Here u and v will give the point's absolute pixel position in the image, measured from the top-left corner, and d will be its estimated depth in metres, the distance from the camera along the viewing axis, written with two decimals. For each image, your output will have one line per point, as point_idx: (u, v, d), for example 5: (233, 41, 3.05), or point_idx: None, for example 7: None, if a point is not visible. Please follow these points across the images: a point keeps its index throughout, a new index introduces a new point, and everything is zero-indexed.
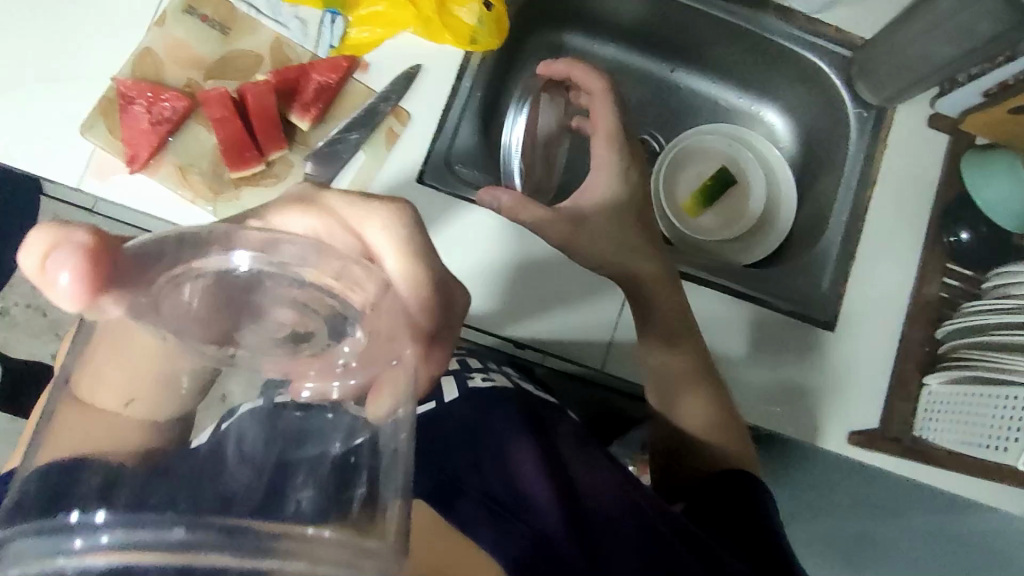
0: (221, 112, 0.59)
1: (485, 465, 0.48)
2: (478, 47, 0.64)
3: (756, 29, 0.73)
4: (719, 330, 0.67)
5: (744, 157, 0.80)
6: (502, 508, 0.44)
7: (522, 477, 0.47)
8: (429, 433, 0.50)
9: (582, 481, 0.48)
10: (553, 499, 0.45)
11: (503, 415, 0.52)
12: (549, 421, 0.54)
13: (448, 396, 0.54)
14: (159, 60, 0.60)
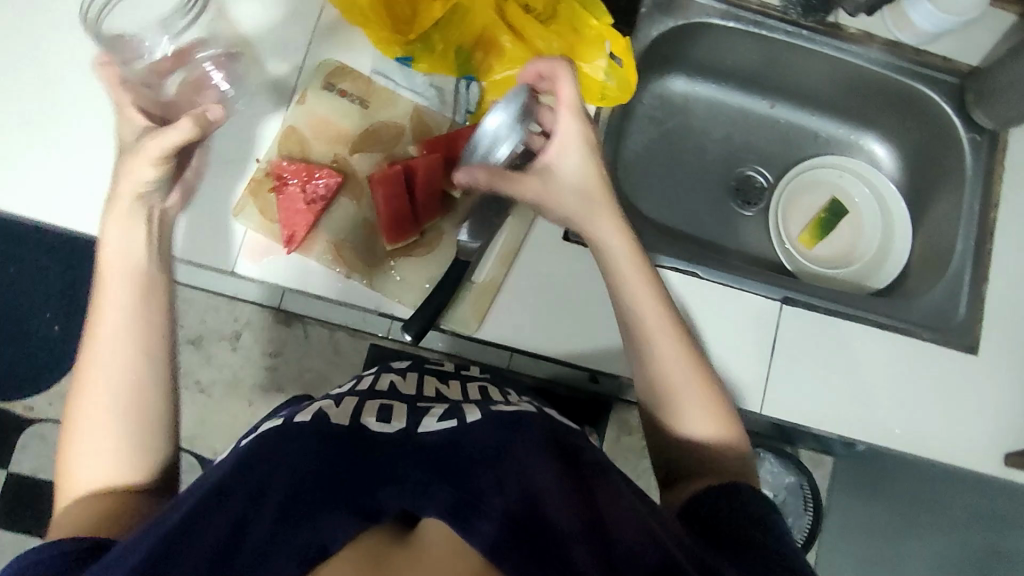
0: (389, 188, 0.62)
1: (508, 481, 0.38)
2: (608, 101, 0.69)
3: (867, 63, 0.75)
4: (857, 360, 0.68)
5: (857, 190, 0.82)
6: (518, 525, 0.35)
7: (546, 497, 0.38)
8: (437, 442, 0.41)
9: (606, 513, 0.39)
10: (580, 526, 0.37)
11: (524, 433, 0.42)
12: (574, 452, 0.44)
13: (471, 417, 0.44)
14: (302, 136, 0.65)
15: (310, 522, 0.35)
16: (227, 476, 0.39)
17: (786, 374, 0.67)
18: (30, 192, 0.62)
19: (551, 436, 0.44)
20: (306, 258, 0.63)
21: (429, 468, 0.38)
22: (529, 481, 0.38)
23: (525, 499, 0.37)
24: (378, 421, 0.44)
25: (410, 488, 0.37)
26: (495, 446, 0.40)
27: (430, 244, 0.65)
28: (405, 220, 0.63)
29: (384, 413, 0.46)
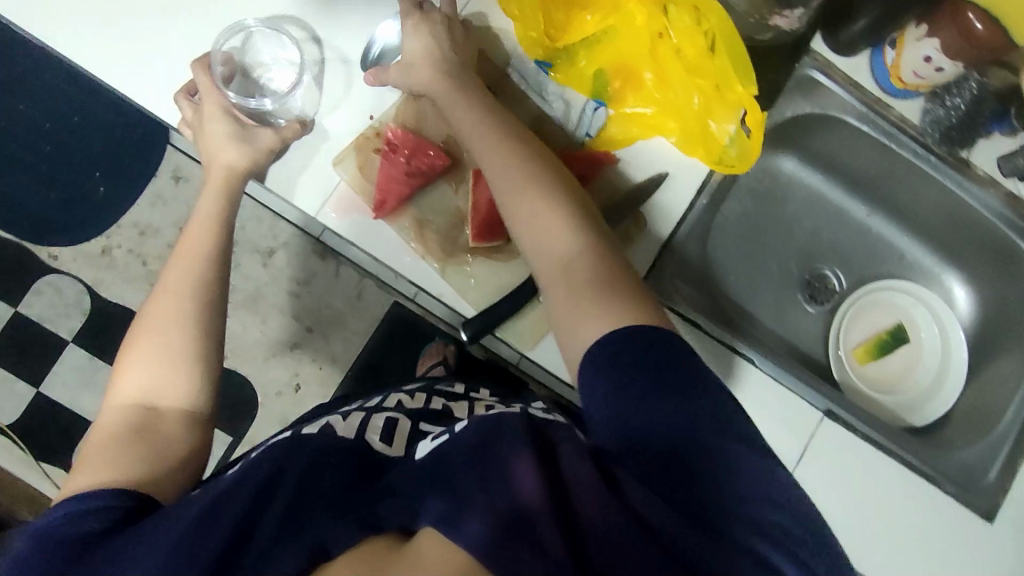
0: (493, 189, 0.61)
1: (488, 475, 0.36)
2: (724, 168, 0.67)
3: (982, 208, 0.74)
4: (876, 493, 0.68)
5: (927, 327, 0.81)
6: (508, 535, 0.33)
7: (523, 486, 0.35)
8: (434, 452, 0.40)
9: (588, 500, 0.36)
10: (559, 516, 0.34)
11: (507, 425, 0.38)
12: (549, 430, 0.40)
13: (461, 425, 0.43)
14: (421, 108, 0.64)
15: (310, 529, 0.37)
16: (242, 479, 0.43)
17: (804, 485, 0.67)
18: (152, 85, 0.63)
19: (534, 424, 0.39)
20: (390, 228, 0.63)
21: (424, 478, 0.37)
22: (507, 467, 0.36)
23: (510, 503, 0.34)
24: (381, 442, 0.50)
25: (403, 501, 0.36)
26: (482, 446, 0.38)
27: (511, 253, 0.64)
28: (496, 222, 0.63)
29: (387, 435, 0.51)
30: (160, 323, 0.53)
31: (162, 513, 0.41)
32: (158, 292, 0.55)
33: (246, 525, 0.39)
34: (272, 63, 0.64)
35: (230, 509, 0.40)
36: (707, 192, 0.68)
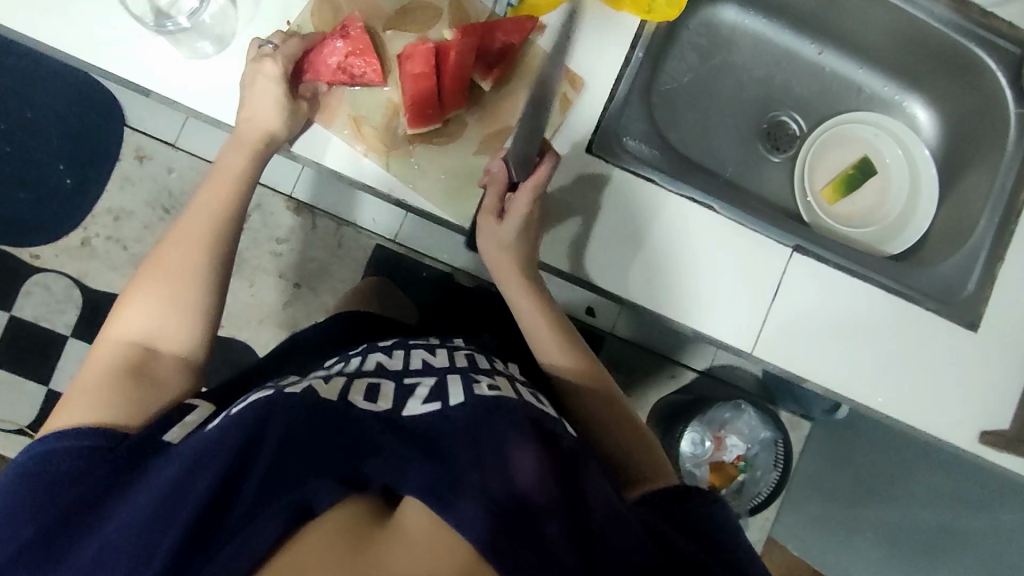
0: (421, 66, 0.59)
1: (486, 461, 0.41)
2: (654, 17, 0.67)
3: (929, 18, 0.72)
4: (856, 320, 0.68)
5: (890, 151, 0.80)
6: (494, 509, 0.38)
7: (522, 477, 0.41)
8: (428, 421, 0.44)
9: (580, 493, 0.43)
10: (555, 506, 0.40)
11: (502, 416, 0.46)
12: (555, 434, 0.47)
13: (453, 400, 0.47)
14: (336, 6, 0.63)
15: (298, 482, 0.38)
16: (228, 430, 0.42)
17: (783, 320, 0.67)
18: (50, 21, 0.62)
19: (534, 423, 0.46)
20: (325, 130, 0.62)
21: (418, 445, 0.41)
22: (508, 462, 0.42)
23: (505, 486, 0.40)
24: (365, 400, 0.46)
25: (393, 464, 0.40)
26: (478, 423, 0.44)
27: (451, 135, 0.63)
28: (429, 104, 0.61)
29: (371, 393, 0.48)
30: (171, 262, 0.55)
31: (145, 481, 0.41)
32: (177, 237, 0.56)
33: (232, 477, 0.39)
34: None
35: (214, 465, 0.40)
36: (642, 45, 0.67)
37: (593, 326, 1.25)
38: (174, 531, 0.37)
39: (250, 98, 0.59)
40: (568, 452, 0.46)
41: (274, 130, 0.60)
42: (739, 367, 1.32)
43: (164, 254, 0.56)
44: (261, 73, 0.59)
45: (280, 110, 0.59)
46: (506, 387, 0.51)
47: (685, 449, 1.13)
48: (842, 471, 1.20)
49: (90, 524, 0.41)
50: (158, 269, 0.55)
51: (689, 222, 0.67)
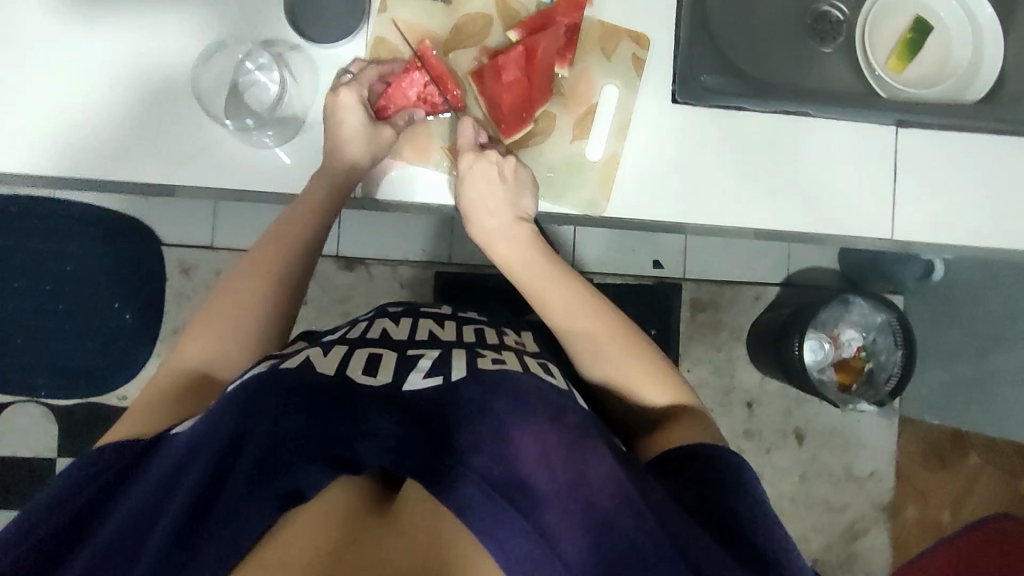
0: (515, 75, 0.65)
1: (488, 442, 0.47)
2: None
3: None
4: (963, 173, 0.70)
5: (943, 9, 0.78)
6: (499, 494, 0.44)
7: (525, 457, 0.46)
8: (426, 399, 0.52)
9: (585, 460, 0.47)
10: (557, 486, 0.45)
11: (502, 396, 0.52)
12: (564, 411, 0.51)
13: (455, 375, 0.55)
14: (392, 46, 0.68)
15: (283, 473, 0.44)
16: (237, 420, 0.47)
17: (896, 196, 0.70)
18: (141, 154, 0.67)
19: (541, 402, 0.52)
20: (427, 167, 0.68)
21: (420, 429, 0.49)
22: (514, 442, 0.48)
23: (505, 467, 0.46)
24: (365, 373, 0.54)
25: (442, 475, 0.45)
26: (478, 409, 0.50)
27: (544, 132, 0.67)
28: (521, 108, 0.65)
29: (372, 368, 0.55)
30: (228, 312, 0.62)
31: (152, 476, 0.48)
32: (226, 288, 0.64)
33: (216, 465, 0.44)
34: (251, 80, 0.68)
35: (201, 458, 0.45)
36: None
37: (667, 277, 1.29)
38: (163, 525, 0.42)
39: (333, 129, 0.66)
40: (579, 429, 0.50)
41: (356, 162, 0.66)
42: (813, 266, 1.30)
43: (211, 306, 0.63)
44: (340, 105, 0.65)
45: (362, 136, 0.66)
46: (511, 360, 0.60)
47: (809, 359, 1.16)
48: (959, 330, 1.18)
49: (98, 526, 0.46)
50: (211, 315, 0.62)
51: (784, 138, 0.68)
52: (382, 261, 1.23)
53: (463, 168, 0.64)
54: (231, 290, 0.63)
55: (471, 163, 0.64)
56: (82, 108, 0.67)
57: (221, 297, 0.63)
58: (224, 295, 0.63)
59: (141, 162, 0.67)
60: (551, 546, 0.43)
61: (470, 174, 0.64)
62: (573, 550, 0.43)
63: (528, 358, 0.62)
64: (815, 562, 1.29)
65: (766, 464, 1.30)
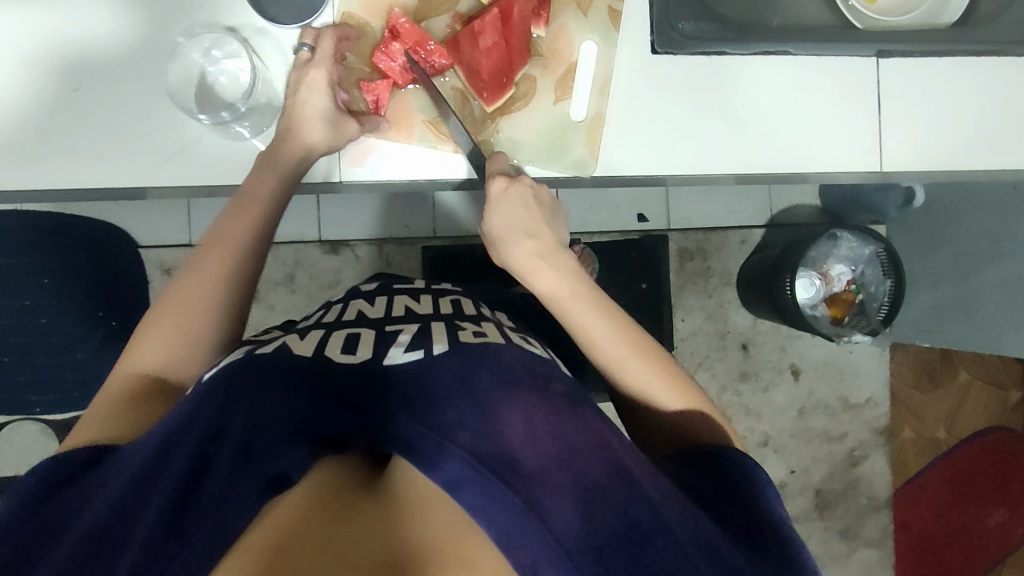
0: (495, 37, 0.64)
1: (471, 418, 0.47)
2: None
3: None
4: (941, 97, 0.71)
5: None
6: (485, 468, 0.44)
7: (510, 433, 0.47)
8: (410, 372, 0.50)
9: (571, 435, 0.48)
10: (547, 460, 0.46)
11: (486, 367, 0.51)
12: (549, 383, 0.52)
13: (437, 348, 0.53)
14: (362, 22, 0.66)
15: (269, 458, 0.44)
16: (217, 410, 0.47)
17: (876, 128, 0.71)
18: (111, 156, 0.65)
19: (526, 371, 0.52)
20: (408, 142, 0.67)
21: (404, 404, 0.48)
22: (496, 416, 0.48)
23: (491, 440, 0.46)
24: (342, 353, 0.53)
25: (429, 453, 0.45)
26: (463, 383, 0.50)
27: (526, 95, 0.67)
28: (502, 71, 0.66)
29: (350, 346, 0.54)
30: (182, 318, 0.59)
31: (120, 476, 0.46)
32: (184, 279, 0.60)
33: (199, 455, 0.44)
34: (218, 71, 0.66)
35: (184, 449, 0.45)
36: None
37: (654, 230, 1.29)
38: (147, 516, 0.41)
39: (299, 105, 0.63)
40: (566, 398, 0.51)
41: (325, 152, 0.64)
42: (797, 204, 1.31)
43: (168, 296, 0.60)
44: (305, 82, 0.63)
45: (330, 117, 0.64)
46: (491, 331, 0.58)
47: (802, 298, 1.17)
48: (944, 253, 1.19)
49: (62, 531, 0.43)
50: (168, 307, 0.59)
51: (763, 81, 0.69)
52: (366, 241, 1.22)
53: (495, 192, 0.62)
54: (188, 284, 0.60)
55: (504, 187, 0.63)
56: (45, 114, 0.64)
57: (176, 290, 0.60)
58: (178, 290, 0.60)
59: (111, 162, 0.65)
60: (541, 518, 0.43)
61: (501, 203, 0.62)
62: (566, 522, 0.44)
63: (509, 330, 0.61)
64: (818, 492, 1.33)
65: (765, 402, 1.32)
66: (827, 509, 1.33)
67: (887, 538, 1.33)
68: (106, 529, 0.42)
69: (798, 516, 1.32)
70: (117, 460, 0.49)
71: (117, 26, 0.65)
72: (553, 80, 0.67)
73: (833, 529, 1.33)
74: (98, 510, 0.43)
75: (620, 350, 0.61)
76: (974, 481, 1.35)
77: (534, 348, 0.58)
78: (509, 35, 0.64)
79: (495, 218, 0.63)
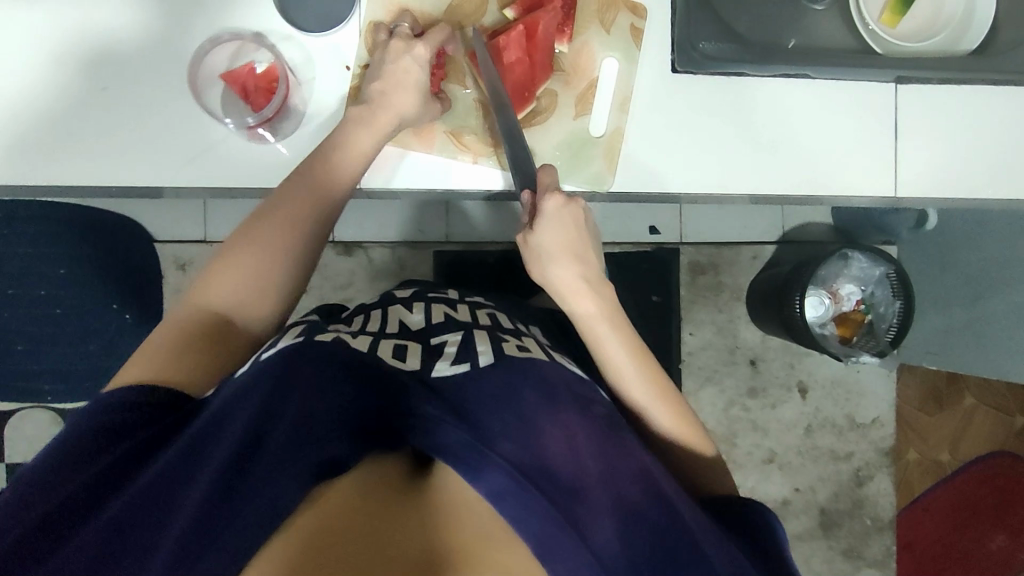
0: (518, 54, 0.65)
1: (514, 431, 0.47)
2: None
3: None
4: (958, 126, 0.71)
5: None
6: (526, 479, 0.44)
7: (552, 450, 0.47)
8: (457, 382, 0.51)
9: (610, 460, 0.48)
10: (585, 480, 0.46)
11: (529, 383, 0.53)
12: (588, 403, 0.54)
13: (482, 361, 0.54)
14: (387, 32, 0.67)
15: (314, 448, 0.43)
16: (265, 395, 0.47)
17: (892, 156, 0.71)
18: (133, 159, 0.67)
19: (569, 393, 0.54)
20: (430, 152, 0.68)
21: (452, 410, 0.47)
22: (538, 433, 0.48)
23: (533, 453, 0.46)
24: (394, 357, 0.53)
25: (470, 460, 0.44)
26: (507, 400, 0.50)
27: (546, 110, 0.68)
28: (524, 87, 0.66)
29: (401, 352, 0.55)
30: (230, 287, 0.59)
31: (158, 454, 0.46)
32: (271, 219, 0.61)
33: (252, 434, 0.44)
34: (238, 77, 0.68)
35: (231, 429, 0.45)
36: None
37: (666, 243, 1.29)
38: (192, 493, 0.41)
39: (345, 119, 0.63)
40: (605, 422, 0.52)
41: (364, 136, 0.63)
42: (808, 222, 1.32)
43: (249, 250, 0.60)
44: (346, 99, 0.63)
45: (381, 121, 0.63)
46: (536, 349, 0.60)
47: (810, 316, 1.18)
48: (954, 276, 1.19)
49: (93, 514, 0.43)
50: (251, 258, 0.60)
51: (782, 104, 0.69)
52: (380, 243, 1.23)
53: (552, 207, 0.62)
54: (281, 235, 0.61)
55: (560, 204, 0.62)
56: (75, 114, 0.66)
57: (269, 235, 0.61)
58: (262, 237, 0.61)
59: (139, 162, 0.67)
60: (579, 531, 0.43)
61: (555, 218, 0.63)
62: (603, 536, 0.44)
63: (549, 349, 0.63)
64: (822, 510, 1.33)
65: (772, 419, 1.32)
66: (830, 528, 1.33)
67: (889, 559, 1.33)
68: (149, 498, 0.42)
69: (802, 534, 1.32)
70: (150, 432, 0.48)
71: (150, 28, 0.66)
72: (577, 98, 0.68)
73: (836, 548, 1.33)
74: (146, 479, 0.44)
75: (639, 378, 0.62)
76: (977, 503, 1.35)
77: (574, 367, 0.60)
78: (535, 50, 0.65)
79: (545, 235, 0.62)
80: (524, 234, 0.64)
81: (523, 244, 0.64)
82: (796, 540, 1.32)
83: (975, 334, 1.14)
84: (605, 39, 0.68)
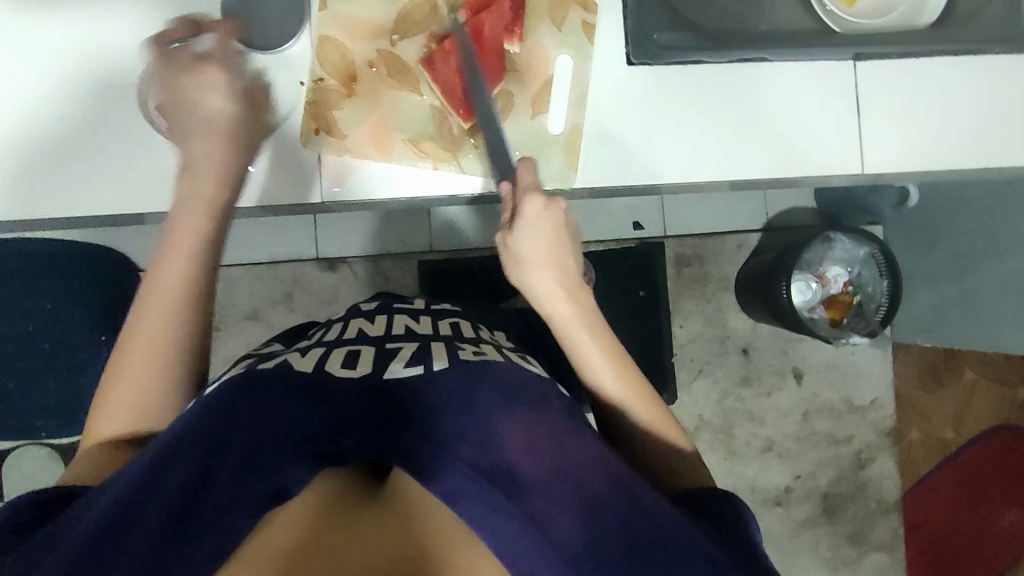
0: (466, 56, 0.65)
1: (470, 433, 0.47)
2: None
3: None
4: (922, 100, 0.71)
5: None
6: (485, 479, 0.44)
7: (508, 448, 0.46)
8: (409, 385, 0.50)
9: (570, 450, 0.47)
10: (544, 474, 0.45)
11: (484, 384, 0.51)
12: (549, 394, 0.53)
13: (436, 365, 0.53)
14: (338, 44, 0.67)
15: (271, 472, 0.43)
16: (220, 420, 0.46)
17: (856, 134, 0.71)
18: (96, 187, 0.68)
19: (525, 388, 0.52)
20: (388, 160, 0.68)
21: (407, 417, 0.47)
22: (493, 432, 0.47)
23: (491, 453, 0.46)
24: (343, 367, 0.52)
25: (431, 465, 0.45)
26: (463, 399, 0.49)
27: (504, 109, 0.67)
28: None
29: (351, 361, 0.54)
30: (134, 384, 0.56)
31: (114, 485, 0.45)
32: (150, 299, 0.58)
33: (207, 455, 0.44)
34: None
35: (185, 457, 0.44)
36: None
37: (649, 238, 1.29)
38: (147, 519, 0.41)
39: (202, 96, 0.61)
40: (565, 411, 0.51)
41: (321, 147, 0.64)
42: (791, 208, 1.31)
43: (149, 323, 0.57)
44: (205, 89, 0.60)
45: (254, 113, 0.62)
46: (492, 352, 0.59)
47: (798, 301, 1.17)
48: (941, 251, 1.18)
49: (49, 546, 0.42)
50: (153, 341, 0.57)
51: (741, 89, 0.69)
52: (363, 257, 1.22)
53: (529, 211, 0.60)
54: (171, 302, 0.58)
55: (538, 207, 0.60)
56: (40, 147, 0.67)
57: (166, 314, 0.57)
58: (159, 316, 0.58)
59: (103, 189, 0.68)
60: (541, 529, 0.43)
61: (534, 221, 0.60)
62: (564, 529, 0.43)
63: (508, 351, 0.62)
64: (825, 495, 1.31)
65: (767, 407, 1.31)
66: (834, 513, 1.31)
67: (896, 541, 1.32)
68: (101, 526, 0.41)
69: (806, 521, 1.31)
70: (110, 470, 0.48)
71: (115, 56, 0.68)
72: (533, 96, 0.68)
73: (841, 533, 1.31)
74: (99, 504, 0.43)
75: (610, 367, 0.61)
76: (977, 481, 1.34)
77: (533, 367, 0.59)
78: (484, 53, 0.66)
79: (525, 237, 0.61)
80: (505, 237, 0.62)
81: (503, 243, 0.63)
82: (801, 528, 1.31)
83: (965, 307, 1.14)
84: (558, 36, 0.68)
